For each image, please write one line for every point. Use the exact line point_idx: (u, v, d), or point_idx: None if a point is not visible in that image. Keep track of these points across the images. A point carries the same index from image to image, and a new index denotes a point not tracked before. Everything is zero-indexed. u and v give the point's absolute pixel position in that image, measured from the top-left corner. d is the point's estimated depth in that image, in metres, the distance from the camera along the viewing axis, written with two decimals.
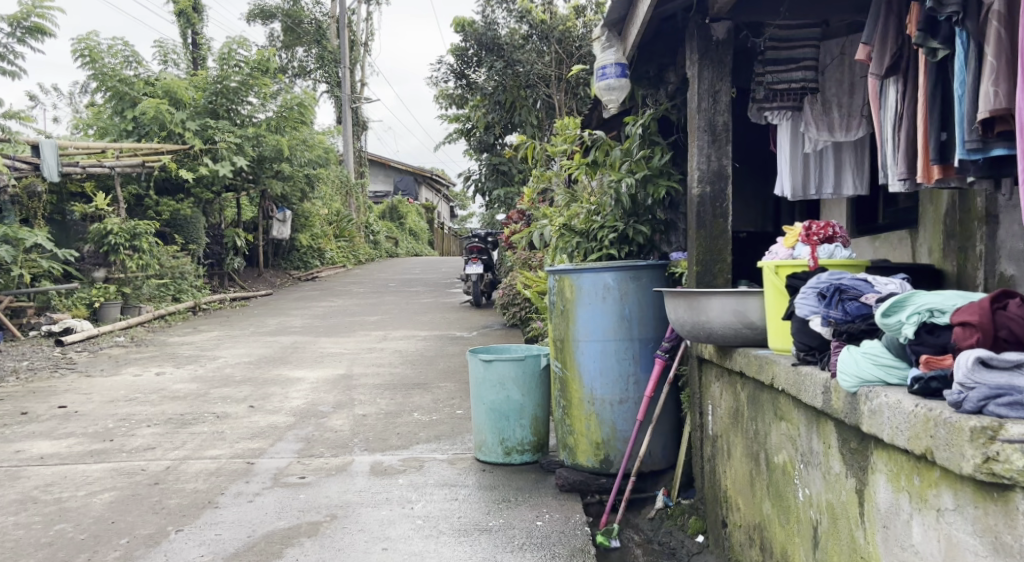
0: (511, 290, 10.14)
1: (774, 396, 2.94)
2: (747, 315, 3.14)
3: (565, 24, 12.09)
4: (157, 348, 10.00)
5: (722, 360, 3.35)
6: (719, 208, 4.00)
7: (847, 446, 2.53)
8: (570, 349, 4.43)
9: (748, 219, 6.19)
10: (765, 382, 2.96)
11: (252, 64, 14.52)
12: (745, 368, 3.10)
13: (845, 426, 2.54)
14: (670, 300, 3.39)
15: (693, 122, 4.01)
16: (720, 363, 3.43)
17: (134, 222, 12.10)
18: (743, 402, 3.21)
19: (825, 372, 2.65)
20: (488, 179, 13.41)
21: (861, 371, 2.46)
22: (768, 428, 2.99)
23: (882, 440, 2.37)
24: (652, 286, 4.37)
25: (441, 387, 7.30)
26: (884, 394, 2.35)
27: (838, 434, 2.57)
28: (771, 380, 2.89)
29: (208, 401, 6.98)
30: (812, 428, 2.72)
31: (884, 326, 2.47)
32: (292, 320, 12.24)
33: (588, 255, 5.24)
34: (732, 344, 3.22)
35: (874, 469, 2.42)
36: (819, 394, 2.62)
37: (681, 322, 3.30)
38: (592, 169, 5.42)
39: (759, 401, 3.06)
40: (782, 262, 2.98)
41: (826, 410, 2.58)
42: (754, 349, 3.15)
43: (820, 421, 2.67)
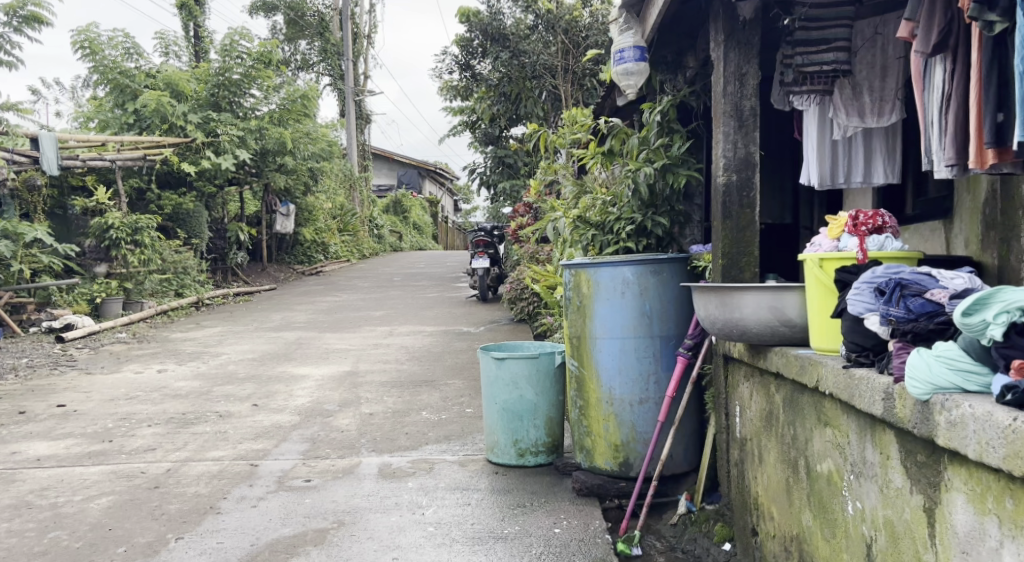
0: (518, 284, 9.92)
1: (818, 401, 2.75)
2: (784, 312, 2.97)
3: (571, 14, 11.68)
4: (159, 344, 9.82)
5: (755, 359, 3.17)
6: (747, 198, 3.82)
7: (913, 460, 2.34)
8: (587, 347, 4.23)
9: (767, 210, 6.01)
10: (808, 385, 2.78)
11: (254, 56, 14.27)
12: (783, 369, 2.92)
13: (912, 437, 2.34)
14: (699, 295, 3.21)
15: (718, 107, 3.84)
16: (751, 362, 3.24)
17: (135, 218, 11.92)
18: (779, 405, 3.03)
19: (885, 376, 2.46)
20: (494, 172, 13.30)
21: (934, 377, 2.27)
22: (810, 435, 2.81)
23: (962, 455, 2.17)
24: (673, 280, 4.18)
25: (449, 385, 7.11)
26: (967, 404, 2.15)
27: (901, 446, 2.38)
28: (816, 384, 2.71)
29: (211, 399, 6.79)
30: (866, 437, 2.52)
31: (964, 327, 2.25)
32: (296, 316, 12.04)
33: (604, 248, 5.04)
34: (768, 343, 3.05)
35: (948, 486, 2.22)
36: (879, 401, 2.42)
37: (712, 319, 3.11)
38: (607, 159, 5.24)
39: (799, 405, 2.87)
40: (828, 255, 2.83)
41: (887, 419, 2.39)
42: (793, 348, 2.97)
43: (877, 430, 2.47)
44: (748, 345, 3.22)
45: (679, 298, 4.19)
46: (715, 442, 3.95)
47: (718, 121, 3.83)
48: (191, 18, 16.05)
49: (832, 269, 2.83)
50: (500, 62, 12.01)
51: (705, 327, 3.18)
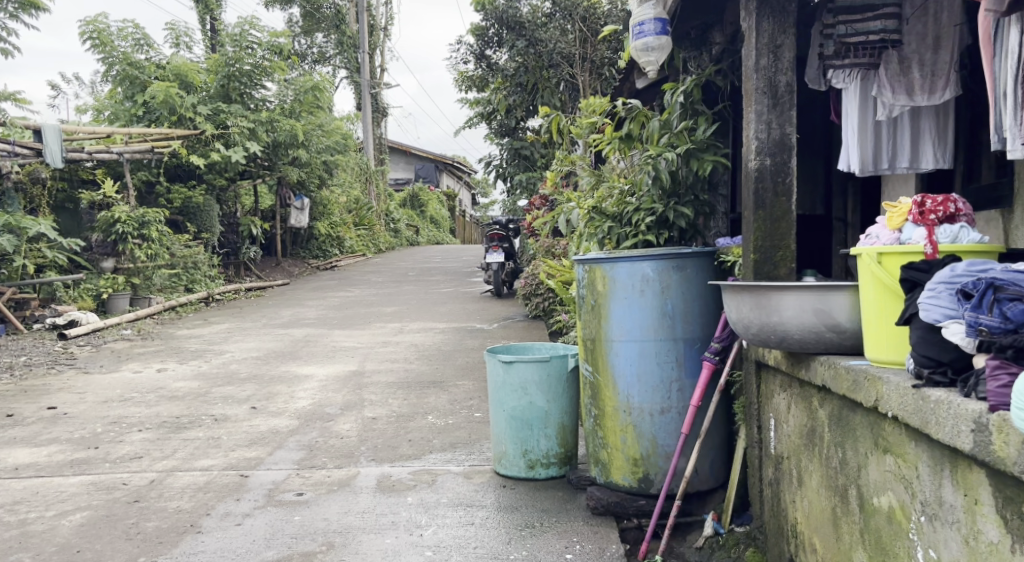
0: (533, 279, 9.52)
1: (878, 424, 2.37)
2: (831, 315, 2.59)
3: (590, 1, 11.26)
4: (163, 342, 9.48)
5: (793, 368, 2.79)
6: (782, 185, 3.43)
7: (1011, 509, 1.95)
8: (602, 350, 3.84)
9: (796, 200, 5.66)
10: (862, 404, 2.41)
11: (264, 46, 13.89)
12: (828, 382, 2.55)
13: (1011, 482, 1.95)
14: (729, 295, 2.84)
15: (750, 84, 3.45)
16: (790, 373, 2.86)
17: (142, 211, 11.56)
18: (824, 424, 2.65)
19: (975, 402, 2.07)
20: (510, 164, 12.93)
21: None
22: (864, 461, 2.44)
23: None
24: (698, 277, 3.79)
25: (458, 386, 6.73)
26: None
27: (993, 491, 1.99)
28: (875, 404, 2.34)
29: (209, 401, 6.45)
30: (943, 473, 2.14)
31: None
32: (306, 312, 11.71)
33: (621, 242, 4.65)
34: (811, 351, 2.67)
35: None
36: (967, 433, 2.04)
37: (745, 322, 2.73)
38: (625, 145, 4.83)
39: (849, 425, 2.51)
40: (889, 249, 2.46)
41: (979, 455, 2.00)
42: (844, 358, 2.59)
43: (959, 467, 2.09)
44: (784, 351, 2.84)
45: (705, 296, 3.80)
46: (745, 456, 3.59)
47: (748, 98, 3.45)
48: (207, 10, 15.72)
49: (894, 265, 2.46)
50: (517, 51, 11.60)
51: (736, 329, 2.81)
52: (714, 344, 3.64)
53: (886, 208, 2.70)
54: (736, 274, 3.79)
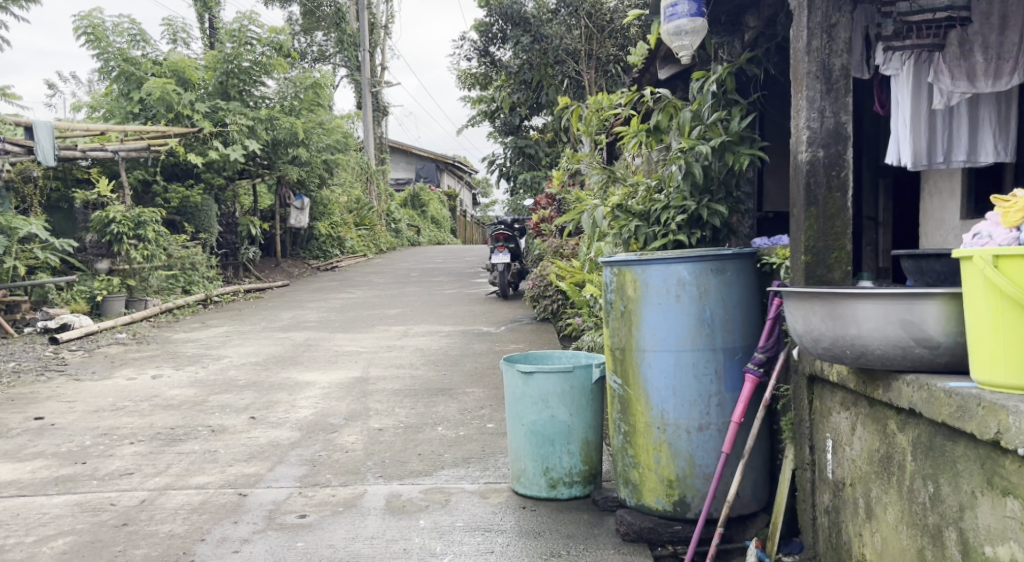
0: (541, 280, 9.20)
1: (995, 461, 2.19)
2: (920, 327, 2.45)
3: None
4: (159, 346, 9.13)
5: (867, 389, 2.65)
6: (836, 179, 3.18)
7: None
8: (633, 360, 3.57)
9: None
10: (972, 434, 2.24)
11: (264, 43, 13.58)
12: (922, 406, 2.41)
13: None
14: (794, 305, 2.73)
15: (800, 68, 3.20)
16: (865, 392, 2.66)
17: (139, 211, 11.21)
18: (912, 456, 2.48)
19: None
20: (513, 163, 12.60)
21: None
22: (971, 501, 2.27)
23: None
24: (737, 281, 3.54)
25: (468, 394, 6.41)
26: None
27: None
28: (998, 435, 2.16)
29: (206, 411, 6.10)
30: None
31: None
32: (308, 314, 11.37)
33: (648, 242, 4.37)
34: (894, 369, 2.53)
35: None
36: None
37: (819, 334, 2.61)
38: (652, 137, 4.55)
39: (948, 458, 2.34)
40: (1006, 252, 2.22)
41: None
42: (946, 380, 2.40)
43: None
44: (857, 370, 2.69)
45: (744, 302, 3.55)
46: (792, 479, 3.28)
47: (800, 82, 3.19)
48: (206, 8, 15.39)
49: (1012, 270, 2.22)
50: (522, 47, 11.27)
51: (806, 346, 2.68)
52: (758, 354, 3.39)
53: (996, 199, 2.45)
54: (783, 277, 3.52)
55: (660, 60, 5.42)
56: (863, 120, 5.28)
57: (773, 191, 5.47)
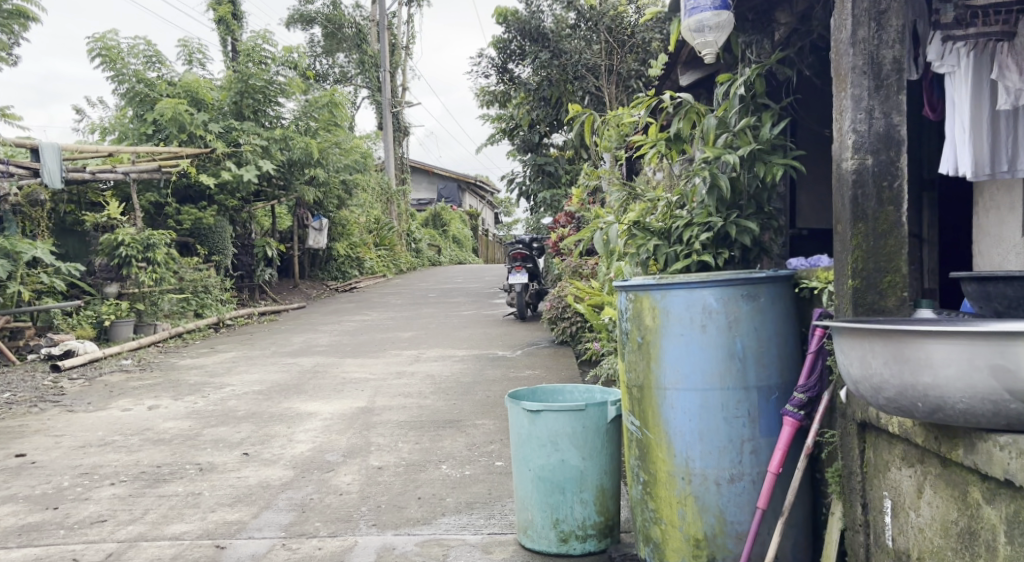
0: (559, 302, 8.75)
1: None
2: (1013, 377, 2.09)
3: (615, 10, 10.50)
4: (162, 372, 8.65)
5: (942, 448, 2.31)
6: (888, 189, 2.74)
7: None
8: (652, 400, 3.17)
9: None
10: None
11: (280, 61, 13.31)
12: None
13: None
14: (847, 346, 2.38)
15: (844, 62, 2.78)
16: (941, 451, 2.31)
17: (148, 233, 10.84)
18: (1011, 536, 2.13)
19: None
20: (533, 181, 12.15)
21: None
22: None
23: None
24: (771, 309, 3.13)
25: (478, 426, 5.97)
26: None
27: None
28: None
29: (198, 446, 5.61)
30: None
31: None
32: (319, 338, 10.96)
33: (669, 263, 3.94)
34: (978, 426, 2.18)
35: None
36: None
37: (884, 380, 2.27)
38: (673, 147, 4.11)
39: None
40: None
41: None
42: None
43: None
44: (926, 424, 2.35)
45: (780, 333, 3.14)
46: (838, 542, 2.81)
47: (844, 79, 2.77)
48: (229, 32, 15.20)
49: None
50: (540, 63, 10.90)
51: (863, 395, 2.37)
52: (798, 395, 2.98)
53: None
54: (827, 303, 3.08)
55: (681, 66, 5.11)
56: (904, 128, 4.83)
57: (807, 206, 5.02)
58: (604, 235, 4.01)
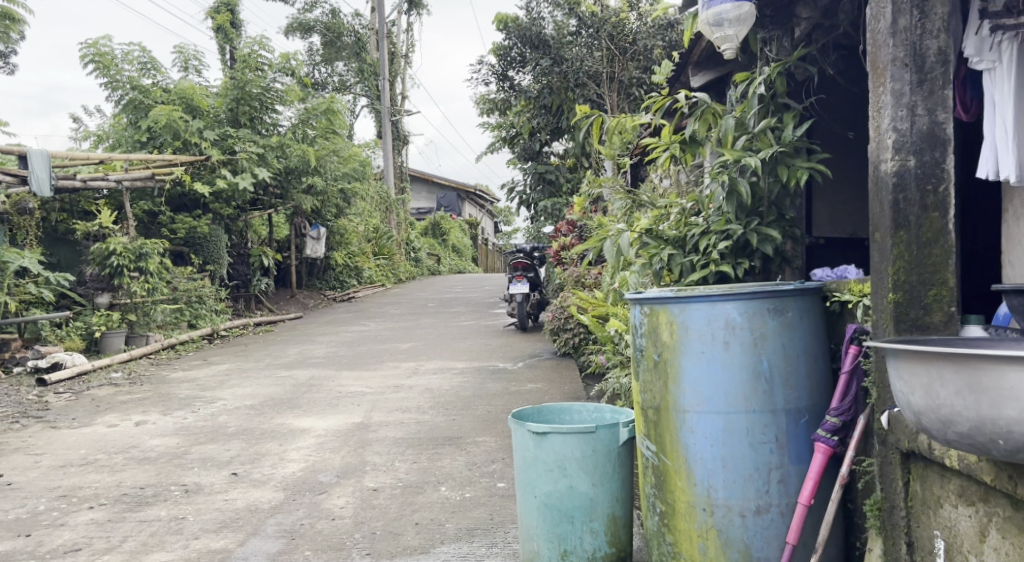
0: (561, 312, 8.48)
1: None
2: None
3: (617, 18, 10.19)
4: (153, 386, 8.34)
5: (1009, 486, 2.19)
6: (935, 193, 2.49)
7: None
8: (670, 424, 2.94)
9: None
10: None
11: (276, 67, 13.04)
12: None
13: None
14: (910, 376, 2.28)
15: (883, 55, 2.54)
16: (1010, 487, 2.18)
17: (140, 242, 10.49)
18: None
19: None
20: (534, 190, 11.86)
21: None
22: None
23: None
24: (799, 325, 2.90)
25: (478, 444, 5.70)
26: None
27: None
28: None
29: (184, 466, 5.32)
30: None
31: None
32: (315, 350, 10.68)
33: (685, 274, 3.70)
34: None
35: None
36: None
37: (955, 409, 2.17)
38: (688, 150, 3.86)
39: None
40: None
41: None
42: None
43: None
44: (991, 461, 2.23)
45: (809, 350, 2.90)
46: None
47: (884, 72, 2.53)
48: (227, 40, 14.95)
49: None
50: (541, 70, 10.64)
51: (928, 429, 2.26)
52: (831, 420, 2.75)
53: None
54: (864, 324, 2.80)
55: (692, 67, 4.88)
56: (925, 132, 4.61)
57: (824, 215, 4.77)
58: (615, 243, 3.75)
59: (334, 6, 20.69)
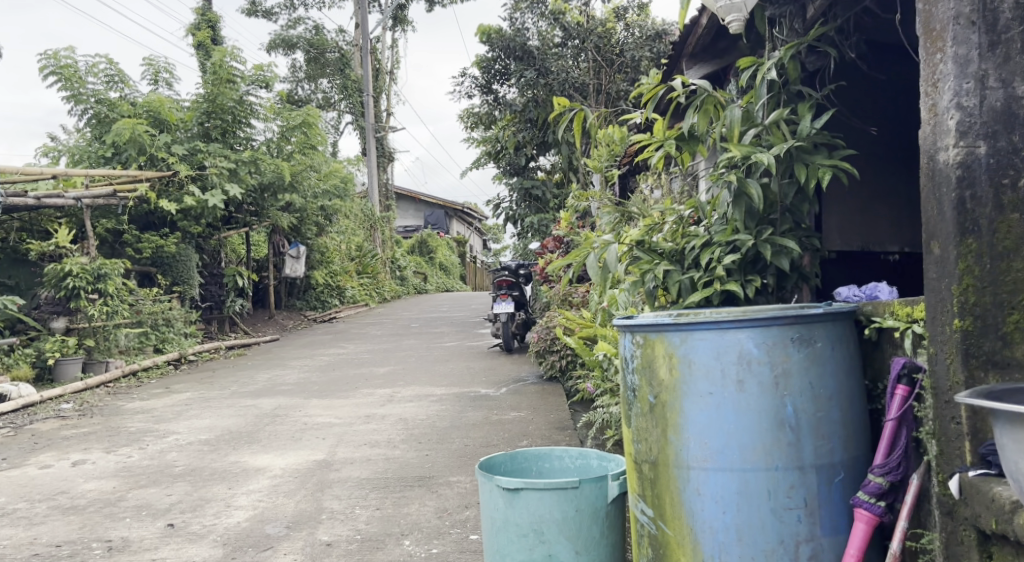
0: (548, 333, 7.85)
1: None
2: None
3: (604, 26, 10.03)
4: (104, 418, 7.65)
5: None
6: (1011, 190, 2.16)
7: None
8: (670, 483, 2.38)
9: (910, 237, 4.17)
10: None
11: (249, 80, 12.11)
12: None
13: None
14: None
15: (945, 16, 2.23)
16: None
17: (100, 261, 9.59)
18: None
19: None
20: (520, 206, 11.19)
21: None
22: None
23: None
24: (831, 359, 2.33)
25: (452, 485, 5.08)
26: None
27: None
28: None
29: (115, 515, 4.67)
30: None
31: None
32: (286, 376, 10.00)
33: (683, 294, 3.12)
34: None
35: None
36: None
37: None
38: (687, 147, 3.27)
39: None
40: None
41: None
42: None
43: None
44: None
45: (845, 390, 2.34)
46: None
47: (942, 36, 2.23)
48: (206, 56, 14.23)
49: None
50: (526, 82, 10.01)
51: None
52: (876, 481, 2.21)
53: None
54: (925, 366, 2.27)
55: (686, 59, 4.33)
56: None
57: (834, 228, 4.00)
58: (602, 257, 3.18)
59: (317, 23, 20.16)
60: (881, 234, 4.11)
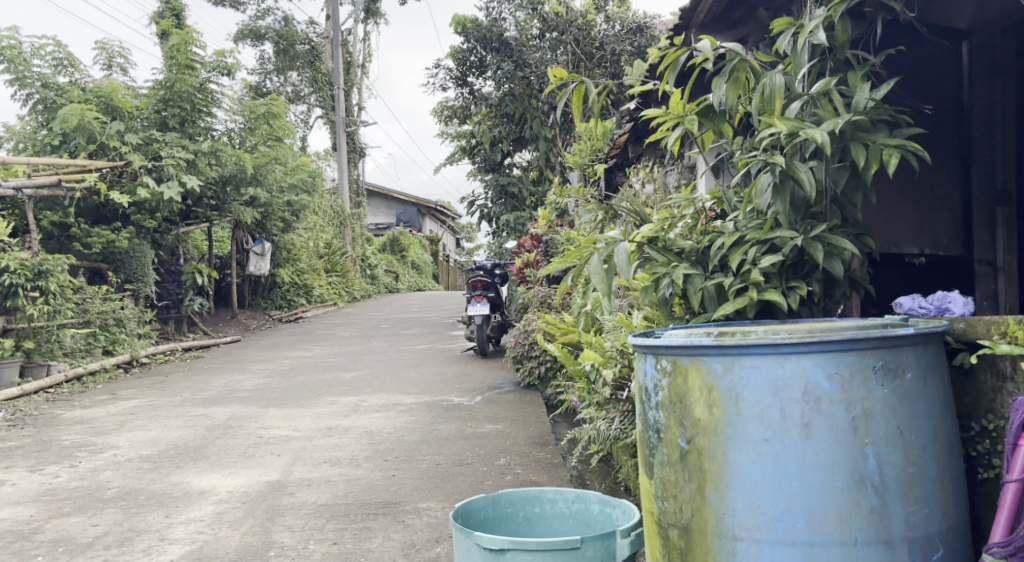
0: (526, 338, 7.22)
1: None
2: None
3: (584, 18, 9.42)
4: (37, 430, 6.95)
5: None
6: None
7: None
8: (710, 553, 1.92)
9: (926, 234, 4.02)
10: None
11: (209, 66, 11.32)
12: None
13: None
14: None
15: None
16: None
17: (41, 257, 8.64)
18: None
19: None
20: (495, 204, 10.52)
21: None
22: None
23: None
24: (922, 396, 1.89)
25: (422, 513, 4.48)
26: None
27: None
28: None
29: (25, 553, 4.08)
30: None
31: None
32: (245, 381, 9.29)
33: (707, 304, 2.69)
34: None
35: None
36: None
37: None
38: (710, 125, 2.80)
39: None
40: None
41: None
42: None
43: None
44: None
45: (939, 438, 1.90)
46: None
47: None
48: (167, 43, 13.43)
49: None
50: (502, 74, 9.49)
51: None
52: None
53: None
54: None
55: (696, 30, 3.68)
56: (971, 131, 3.97)
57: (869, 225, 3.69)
58: (608, 258, 2.72)
59: (287, 14, 19.31)
60: (901, 237, 3.99)
